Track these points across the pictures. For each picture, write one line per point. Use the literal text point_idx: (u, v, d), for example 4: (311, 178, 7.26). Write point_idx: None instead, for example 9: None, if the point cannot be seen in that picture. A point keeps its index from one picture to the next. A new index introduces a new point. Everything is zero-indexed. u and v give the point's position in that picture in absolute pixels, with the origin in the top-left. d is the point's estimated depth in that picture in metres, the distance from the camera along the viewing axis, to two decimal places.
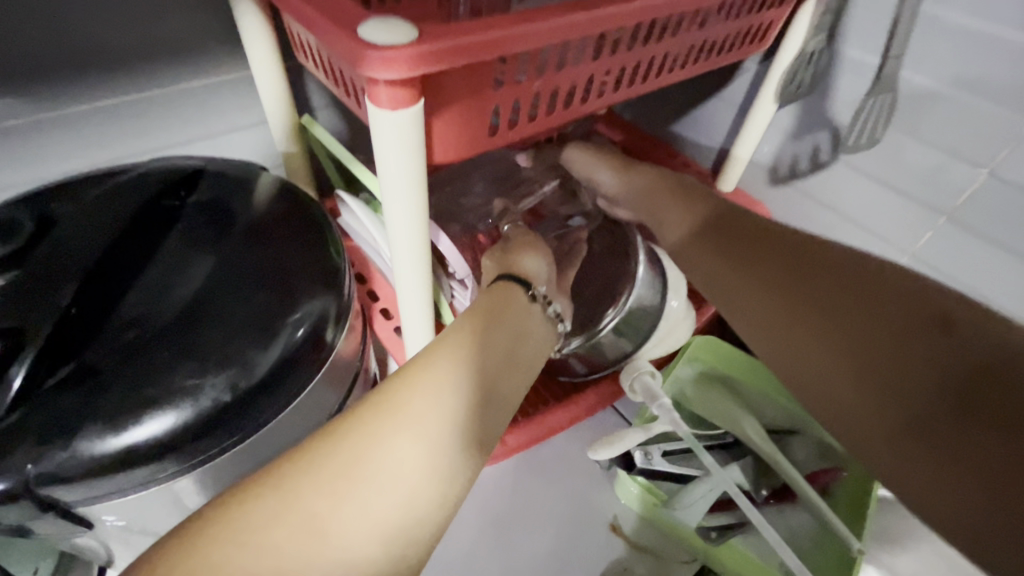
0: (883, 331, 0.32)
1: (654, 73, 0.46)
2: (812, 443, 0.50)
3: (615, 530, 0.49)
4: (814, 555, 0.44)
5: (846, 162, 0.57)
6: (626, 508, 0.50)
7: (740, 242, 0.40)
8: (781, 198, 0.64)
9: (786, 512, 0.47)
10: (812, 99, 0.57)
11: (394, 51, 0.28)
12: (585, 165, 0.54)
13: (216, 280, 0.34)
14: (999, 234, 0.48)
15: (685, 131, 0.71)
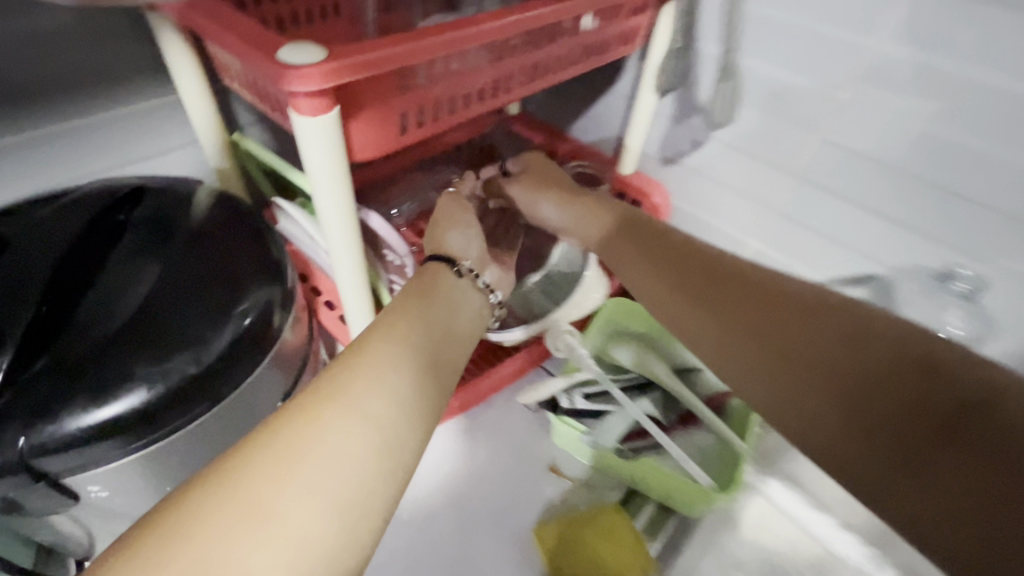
0: (856, 358, 0.34)
1: (544, 77, 0.54)
2: (709, 373, 0.60)
3: (555, 471, 0.56)
4: (713, 464, 0.53)
5: (717, 140, 0.67)
6: (564, 453, 0.57)
7: (707, 278, 0.41)
8: (674, 176, 0.74)
9: (693, 434, 0.55)
10: (683, 89, 0.67)
11: (311, 68, 0.34)
12: (525, 196, 0.56)
13: (167, 280, 0.38)
14: (840, 186, 0.59)
15: (588, 124, 0.80)
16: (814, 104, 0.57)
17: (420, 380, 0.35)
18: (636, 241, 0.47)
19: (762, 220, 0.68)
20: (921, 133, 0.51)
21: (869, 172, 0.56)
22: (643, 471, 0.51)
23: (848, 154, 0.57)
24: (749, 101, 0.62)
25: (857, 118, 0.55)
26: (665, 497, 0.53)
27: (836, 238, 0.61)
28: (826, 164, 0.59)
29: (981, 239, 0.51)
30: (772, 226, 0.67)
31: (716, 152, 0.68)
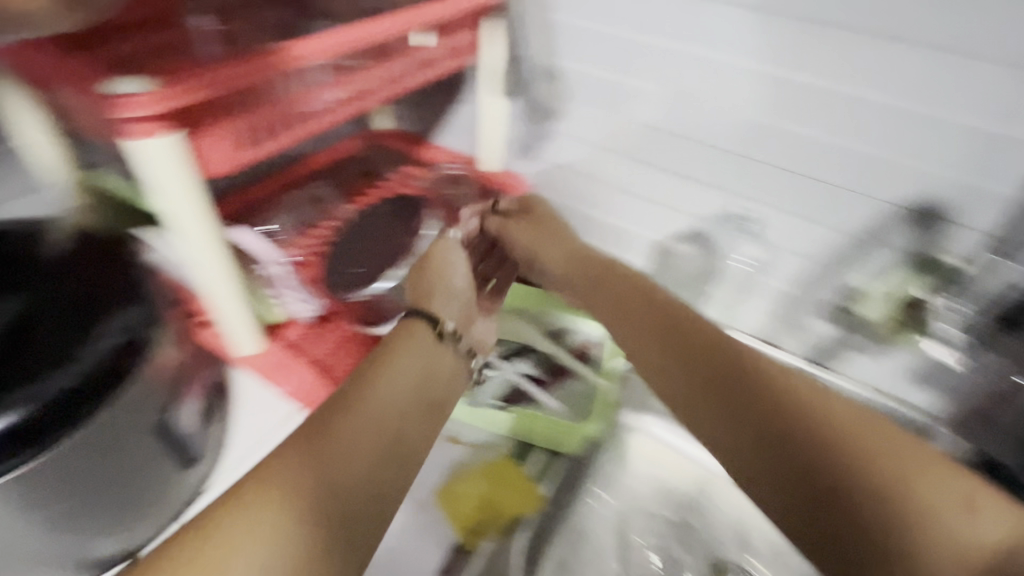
0: (805, 414, 0.42)
1: (388, 88, 0.61)
2: (575, 332, 0.73)
3: (455, 441, 0.64)
4: (580, 403, 0.66)
5: (558, 132, 0.77)
6: (460, 425, 0.65)
7: (694, 345, 0.49)
8: (532, 167, 0.84)
9: (564, 383, 0.68)
10: (521, 90, 0.76)
11: (145, 97, 0.38)
12: (523, 249, 0.64)
13: (37, 313, 0.45)
14: (656, 159, 0.70)
15: (451, 130, 0.88)
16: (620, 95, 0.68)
17: (342, 507, 0.41)
18: (587, 284, 0.58)
19: (607, 196, 0.78)
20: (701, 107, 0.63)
21: (674, 143, 0.68)
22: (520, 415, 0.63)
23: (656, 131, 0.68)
24: (574, 96, 0.72)
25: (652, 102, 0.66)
26: (545, 441, 0.64)
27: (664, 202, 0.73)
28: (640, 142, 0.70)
29: (757, 185, 0.64)
30: (614, 201, 0.78)
31: (559, 144, 0.78)
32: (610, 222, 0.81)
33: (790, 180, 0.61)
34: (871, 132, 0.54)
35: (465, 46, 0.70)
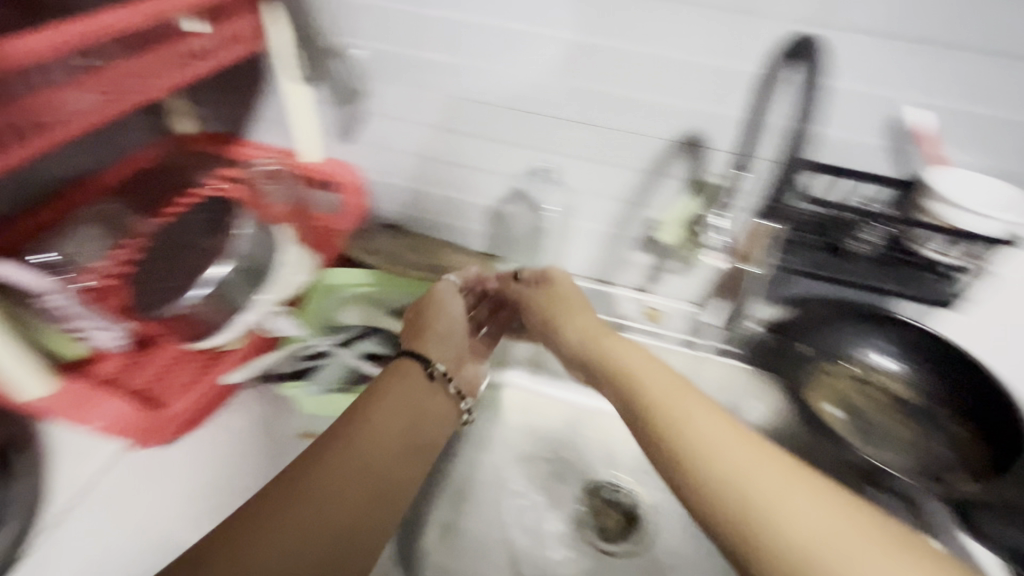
0: (742, 485, 0.41)
1: (151, 84, 0.57)
2: None
3: (310, 435, 0.66)
4: None
5: (371, 113, 0.77)
6: (310, 419, 0.67)
7: (659, 419, 0.49)
8: (356, 152, 0.83)
9: None
10: (322, 74, 0.74)
11: None
12: (541, 318, 0.68)
13: None
14: (467, 126, 0.74)
15: (263, 125, 0.83)
16: (418, 68, 0.70)
17: (354, 528, 0.49)
18: (589, 348, 0.61)
19: (432, 170, 0.81)
20: (491, 73, 0.67)
21: (478, 109, 0.71)
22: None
23: (460, 100, 0.71)
24: (376, 74, 0.72)
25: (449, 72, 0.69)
26: None
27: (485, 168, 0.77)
28: (449, 113, 0.73)
29: (555, 140, 0.71)
30: (441, 174, 0.81)
31: (375, 124, 0.78)
32: (440, 195, 0.83)
33: (580, 131, 0.69)
34: (630, 79, 0.63)
35: (249, 33, 0.67)
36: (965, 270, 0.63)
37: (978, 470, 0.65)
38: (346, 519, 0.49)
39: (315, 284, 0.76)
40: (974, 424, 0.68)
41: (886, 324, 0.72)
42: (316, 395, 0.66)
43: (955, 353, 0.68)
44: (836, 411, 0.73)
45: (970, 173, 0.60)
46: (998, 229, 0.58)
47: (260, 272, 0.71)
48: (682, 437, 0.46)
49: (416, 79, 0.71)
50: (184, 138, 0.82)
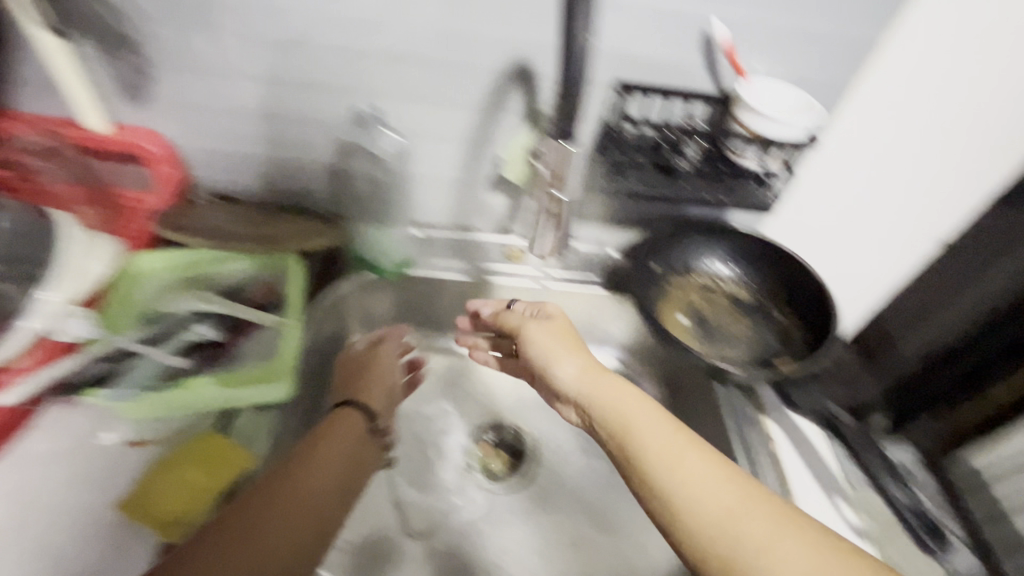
0: (729, 519, 0.42)
1: None
2: (253, 282, 0.69)
3: (140, 445, 0.57)
4: (269, 349, 0.65)
5: (167, 68, 0.66)
6: (130, 428, 0.58)
7: (636, 446, 0.48)
8: (158, 118, 0.71)
9: (247, 338, 0.66)
10: (89, 22, 0.61)
11: None
12: (543, 358, 0.60)
13: None
14: (287, 74, 0.66)
15: (21, 95, 0.67)
16: (202, 7, 0.60)
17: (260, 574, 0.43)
18: (580, 375, 0.57)
19: (256, 129, 0.72)
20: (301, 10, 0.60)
21: (295, 53, 0.64)
22: (196, 386, 0.58)
23: (271, 45, 0.63)
24: (160, 19, 0.61)
25: (241, 11, 0.60)
26: (245, 401, 0.60)
27: (318, 121, 0.71)
28: (255, 60, 0.65)
29: (389, 83, 0.67)
30: (265, 134, 0.72)
31: (166, 79, 0.67)
32: (270, 157, 0.75)
33: (404, 70, 0.65)
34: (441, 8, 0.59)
35: None
36: (776, 176, 0.69)
37: (799, 357, 0.74)
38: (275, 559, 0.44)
39: (119, 275, 0.65)
40: (791, 311, 0.78)
41: (717, 234, 0.80)
42: (131, 399, 0.57)
43: (776, 251, 0.78)
44: (682, 317, 0.79)
45: (772, 82, 0.64)
46: (795, 133, 0.63)
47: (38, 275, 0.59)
48: (672, 492, 0.45)
49: (203, 21, 0.61)
50: None
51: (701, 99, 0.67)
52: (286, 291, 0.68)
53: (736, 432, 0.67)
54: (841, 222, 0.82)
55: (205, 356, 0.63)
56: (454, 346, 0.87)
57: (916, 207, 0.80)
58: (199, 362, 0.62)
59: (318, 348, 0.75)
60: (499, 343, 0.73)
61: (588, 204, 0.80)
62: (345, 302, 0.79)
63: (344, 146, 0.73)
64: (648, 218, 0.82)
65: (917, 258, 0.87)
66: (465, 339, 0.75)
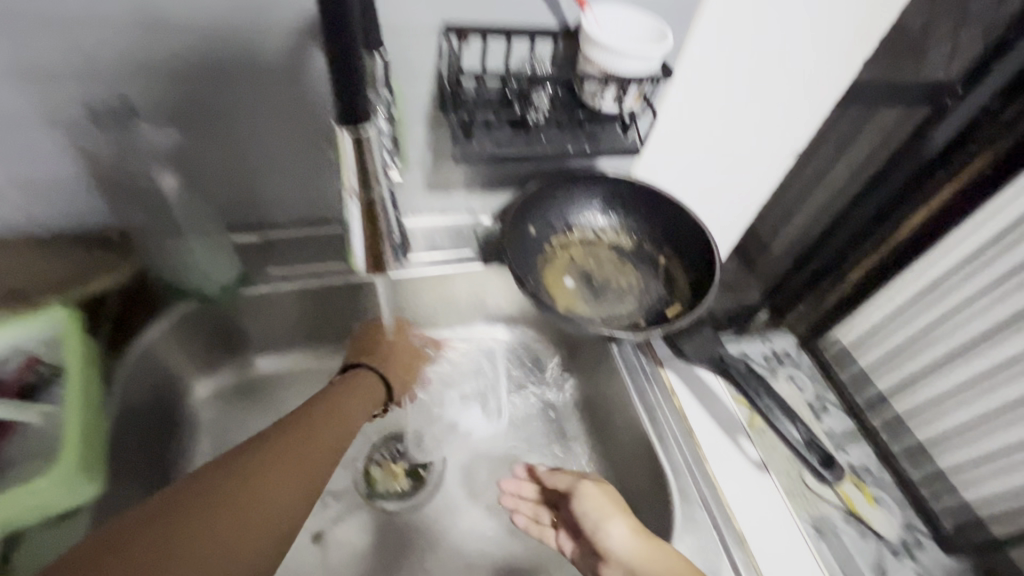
0: (656, 559, 0.51)
1: None
2: (20, 355, 0.50)
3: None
4: (52, 444, 0.47)
5: None
6: None
7: (597, 516, 0.55)
8: None
9: (26, 437, 0.47)
10: None
11: None
12: (596, 531, 0.55)
13: None
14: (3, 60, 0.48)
15: None
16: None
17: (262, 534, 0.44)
18: (632, 540, 0.53)
19: None
20: None
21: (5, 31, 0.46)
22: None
23: None
24: None
25: None
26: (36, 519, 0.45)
27: (66, 122, 0.53)
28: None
29: (157, 60, 0.51)
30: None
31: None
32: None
33: (155, 33, 0.49)
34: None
35: None
36: (637, 115, 0.64)
37: (688, 300, 0.72)
38: (265, 525, 0.43)
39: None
40: (672, 251, 0.75)
41: (588, 182, 0.74)
42: None
43: (646, 190, 0.75)
44: (569, 280, 0.74)
45: (616, 9, 0.57)
46: (649, 65, 0.57)
47: None
48: (607, 539, 0.54)
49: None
50: None
51: (544, 35, 0.58)
52: (62, 361, 0.50)
53: (636, 393, 0.65)
54: (704, 151, 0.79)
55: None
56: (323, 360, 0.76)
57: (761, 126, 0.79)
58: None
59: (140, 406, 0.60)
60: (539, 508, 0.62)
61: (443, 171, 0.69)
62: (160, 346, 0.63)
63: (111, 169, 0.57)
64: (512, 177, 0.74)
65: (766, 172, 0.88)
66: (509, 501, 0.63)
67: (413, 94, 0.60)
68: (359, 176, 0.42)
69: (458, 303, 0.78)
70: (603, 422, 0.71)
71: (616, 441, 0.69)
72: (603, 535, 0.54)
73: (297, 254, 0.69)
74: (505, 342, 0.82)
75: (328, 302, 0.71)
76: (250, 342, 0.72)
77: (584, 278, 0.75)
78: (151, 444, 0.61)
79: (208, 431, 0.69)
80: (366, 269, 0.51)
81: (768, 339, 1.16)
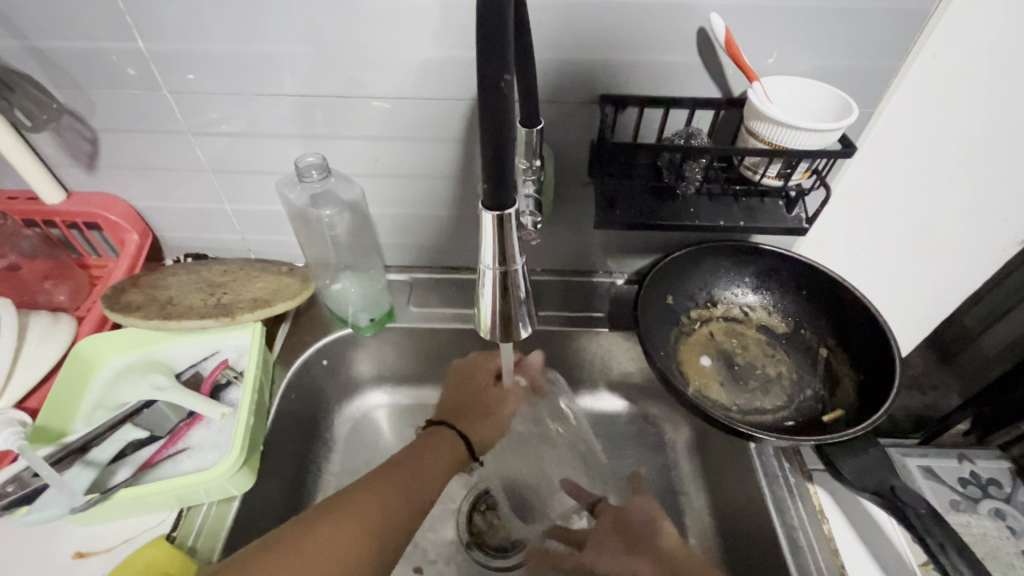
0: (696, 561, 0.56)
1: None
2: (224, 355, 0.63)
3: (84, 556, 0.51)
4: (226, 438, 0.56)
5: (144, 135, 0.64)
6: (95, 533, 0.53)
7: (641, 528, 0.62)
8: (141, 186, 0.70)
9: (214, 425, 0.57)
10: (66, 102, 0.61)
11: None
12: (641, 533, 0.62)
13: None
14: (256, 125, 0.62)
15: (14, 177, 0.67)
16: (132, 62, 0.57)
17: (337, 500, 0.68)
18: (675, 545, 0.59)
19: (236, 189, 0.69)
20: (258, 60, 0.56)
21: (258, 105, 0.60)
22: (152, 485, 0.50)
23: (232, 99, 0.60)
24: (132, 84, 0.59)
25: (172, 61, 0.57)
26: (206, 496, 0.53)
27: (286, 170, 0.66)
28: (197, 112, 0.61)
29: (356, 126, 0.61)
30: (243, 187, 0.69)
31: (112, 141, 0.65)
32: (230, 209, 0.72)
33: (358, 105, 0.59)
34: (374, 33, 0.53)
35: None
36: (807, 191, 0.57)
37: (852, 408, 0.61)
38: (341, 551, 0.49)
39: (67, 360, 0.59)
40: (837, 342, 0.66)
41: (742, 256, 0.68)
42: (59, 519, 0.47)
43: (812, 271, 0.66)
44: (705, 359, 0.68)
45: (790, 81, 0.53)
46: (828, 139, 0.50)
47: None
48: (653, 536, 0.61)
49: (138, 77, 0.58)
50: None
51: (706, 107, 0.56)
52: (248, 365, 0.61)
53: (774, 503, 0.56)
54: (895, 230, 0.68)
55: (160, 447, 0.54)
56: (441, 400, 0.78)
57: (983, 207, 0.65)
58: (149, 458, 0.53)
59: (298, 413, 0.69)
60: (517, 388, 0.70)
61: (583, 233, 0.70)
62: (320, 363, 0.72)
63: (299, 212, 0.67)
64: (655, 245, 0.71)
65: (983, 261, 0.71)
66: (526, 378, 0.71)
67: (564, 161, 0.62)
68: (498, 253, 0.36)
69: (583, 364, 0.76)
70: (732, 525, 0.63)
71: (746, 554, 0.60)
72: (642, 530, 0.62)
73: (441, 299, 0.76)
74: (627, 414, 0.78)
75: (460, 344, 0.75)
76: (391, 371, 0.78)
77: (726, 358, 0.68)
78: (297, 451, 0.68)
79: (342, 446, 0.75)
80: (495, 339, 0.43)
81: (969, 460, 0.85)
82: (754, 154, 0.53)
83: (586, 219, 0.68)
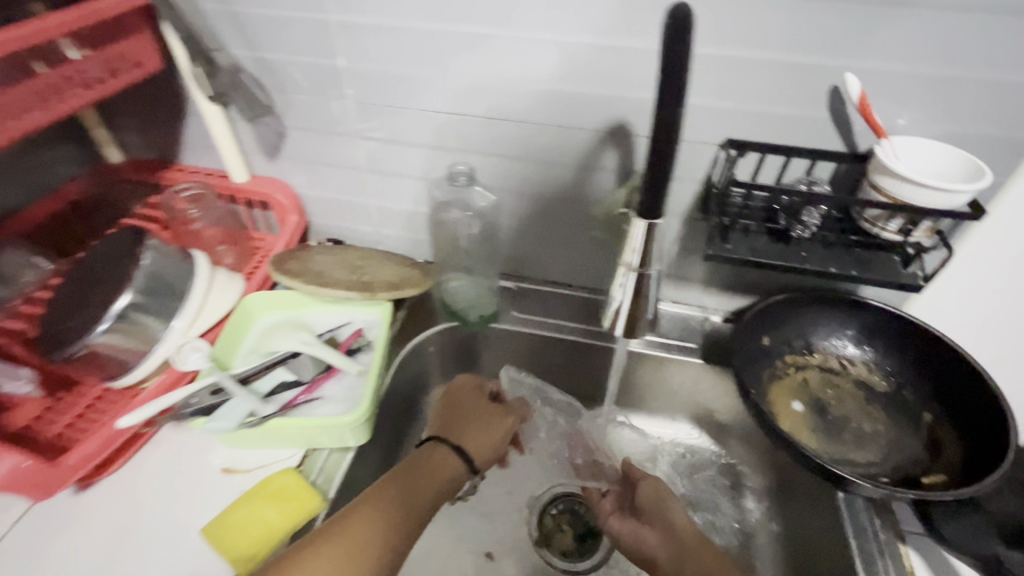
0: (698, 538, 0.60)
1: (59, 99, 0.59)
2: (356, 325, 0.72)
3: (230, 471, 0.61)
4: (354, 394, 0.64)
5: (320, 135, 0.77)
6: (240, 454, 0.62)
7: (656, 500, 0.66)
8: (307, 176, 0.83)
9: (345, 382, 0.66)
10: (269, 102, 0.75)
11: None
12: (650, 509, 0.66)
13: None
14: (411, 135, 0.72)
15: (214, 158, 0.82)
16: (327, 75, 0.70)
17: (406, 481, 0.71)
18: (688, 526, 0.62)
19: (382, 187, 0.80)
20: (426, 82, 0.66)
21: (418, 117, 0.70)
22: (294, 421, 0.59)
23: (397, 111, 0.70)
24: (322, 92, 0.72)
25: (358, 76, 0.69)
26: (330, 441, 0.61)
27: (427, 175, 0.76)
28: (366, 119, 0.73)
29: (496, 144, 0.70)
30: (389, 187, 0.80)
31: (295, 137, 0.78)
32: (373, 204, 0.83)
33: (502, 126, 0.68)
34: (530, 68, 0.62)
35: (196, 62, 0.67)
36: (927, 250, 0.58)
37: (955, 478, 0.59)
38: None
39: (237, 310, 0.71)
40: (944, 408, 0.64)
41: (849, 308, 0.69)
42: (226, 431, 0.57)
43: (922, 332, 0.65)
44: (797, 403, 0.68)
45: (921, 141, 0.55)
46: (956, 199, 0.52)
47: (174, 297, 0.65)
48: (663, 508, 0.65)
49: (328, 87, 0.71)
50: (172, 174, 0.86)
51: (829, 159, 0.59)
52: (377, 337, 0.70)
53: (860, 555, 0.56)
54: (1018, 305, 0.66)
55: (301, 392, 0.64)
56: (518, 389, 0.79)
57: None
58: (291, 399, 0.63)
59: (404, 390, 0.77)
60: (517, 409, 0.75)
61: (686, 264, 0.73)
62: (427, 349, 0.80)
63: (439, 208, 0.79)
64: (758, 286, 0.73)
65: None
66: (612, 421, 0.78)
67: (680, 193, 0.67)
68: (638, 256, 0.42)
69: (668, 391, 0.79)
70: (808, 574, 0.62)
71: None
72: (651, 504, 0.66)
73: (540, 308, 0.82)
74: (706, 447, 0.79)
75: (553, 353, 0.81)
76: (485, 368, 0.85)
77: (819, 406, 0.68)
78: (398, 424, 0.76)
79: None
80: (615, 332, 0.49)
81: None
82: (874, 206, 0.55)
83: (692, 252, 0.72)
